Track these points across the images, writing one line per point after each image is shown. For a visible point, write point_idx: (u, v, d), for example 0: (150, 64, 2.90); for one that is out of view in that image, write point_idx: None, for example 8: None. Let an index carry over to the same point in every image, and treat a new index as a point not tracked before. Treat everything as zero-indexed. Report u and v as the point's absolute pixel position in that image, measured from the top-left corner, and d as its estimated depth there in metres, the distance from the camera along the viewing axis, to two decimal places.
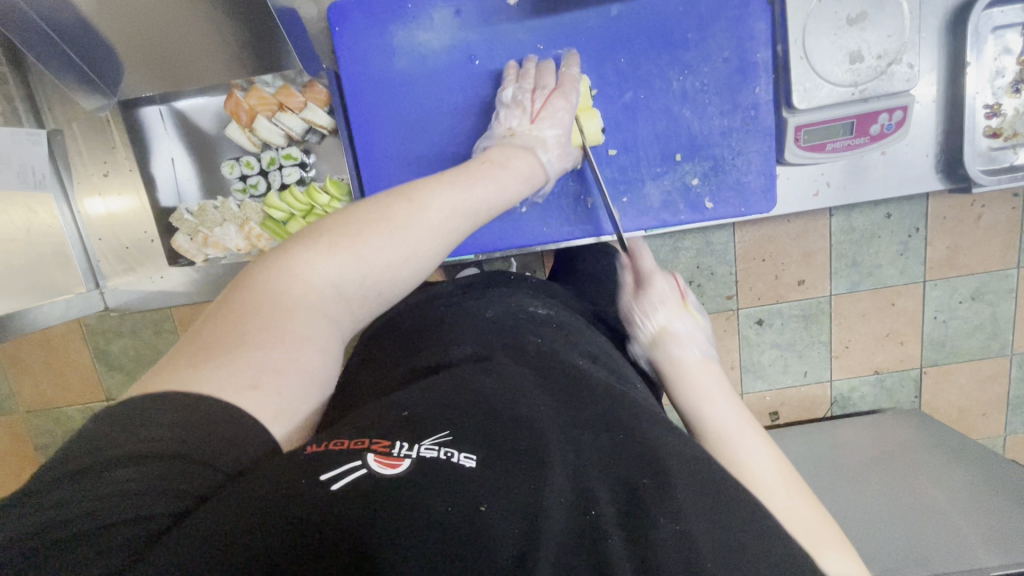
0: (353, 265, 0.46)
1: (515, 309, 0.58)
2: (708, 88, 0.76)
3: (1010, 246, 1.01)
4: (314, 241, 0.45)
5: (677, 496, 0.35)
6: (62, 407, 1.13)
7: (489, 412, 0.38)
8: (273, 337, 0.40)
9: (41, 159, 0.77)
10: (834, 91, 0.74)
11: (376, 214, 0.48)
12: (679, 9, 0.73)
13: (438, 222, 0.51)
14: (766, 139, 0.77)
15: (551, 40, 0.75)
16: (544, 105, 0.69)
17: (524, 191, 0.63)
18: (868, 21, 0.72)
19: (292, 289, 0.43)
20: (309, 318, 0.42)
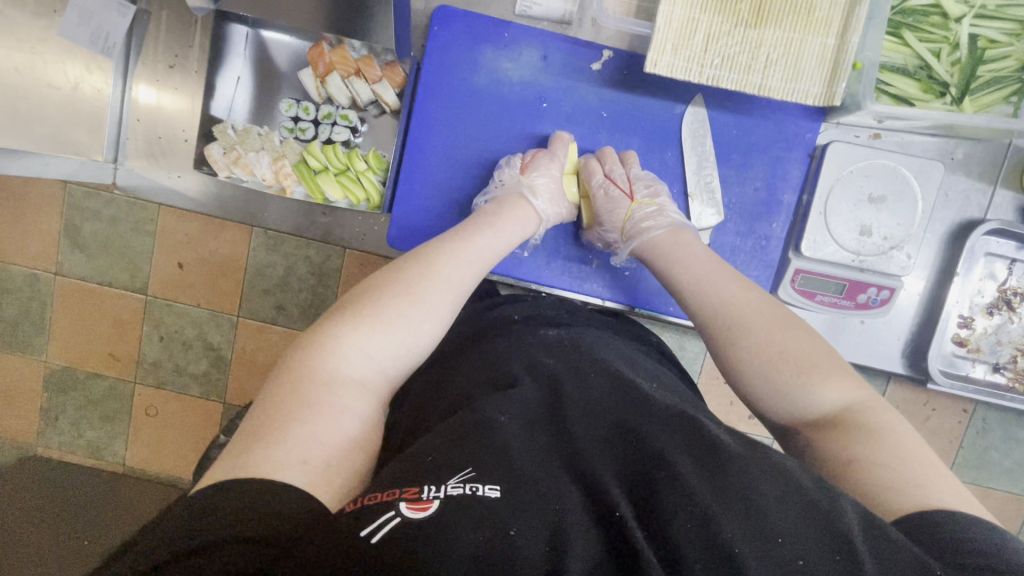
0: (381, 328, 0.55)
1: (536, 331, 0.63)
2: (734, 207, 0.82)
3: (946, 455, 1.08)
4: (339, 323, 0.55)
5: (687, 481, 0.39)
6: (9, 263, 1.10)
7: (499, 438, 0.42)
8: (320, 403, 0.48)
9: (118, 30, 0.80)
10: (839, 253, 0.80)
11: (400, 283, 0.59)
12: (732, 131, 0.81)
13: (446, 274, 0.62)
14: (766, 269, 0.83)
15: (615, 112, 0.81)
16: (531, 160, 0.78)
17: (519, 233, 0.73)
18: (886, 205, 0.79)
19: (333, 361, 0.51)
20: (346, 386, 0.51)
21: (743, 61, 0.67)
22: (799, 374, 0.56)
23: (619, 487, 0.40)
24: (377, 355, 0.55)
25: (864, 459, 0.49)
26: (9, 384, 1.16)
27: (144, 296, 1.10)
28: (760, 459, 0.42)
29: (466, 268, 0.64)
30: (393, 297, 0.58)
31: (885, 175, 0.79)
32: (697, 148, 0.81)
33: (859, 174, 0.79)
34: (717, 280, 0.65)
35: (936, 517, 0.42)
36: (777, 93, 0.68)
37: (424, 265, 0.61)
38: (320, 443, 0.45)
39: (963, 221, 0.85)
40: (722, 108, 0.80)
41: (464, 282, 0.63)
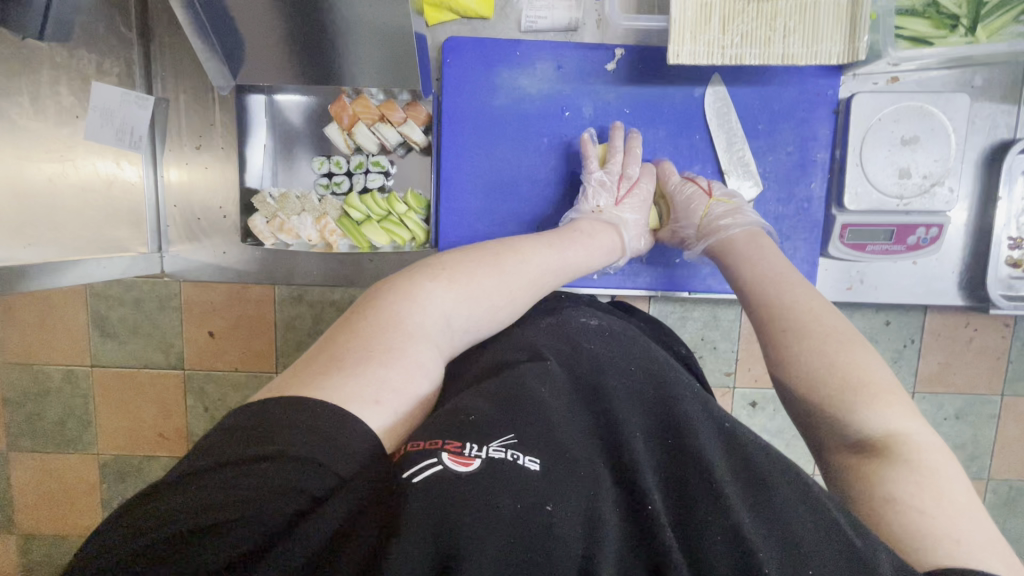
0: (466, 299, 0.55)
1: (574, 314, 0.62)
2: (769, 175, 0.83)
3: (997, 373, 1.08)
4: (437, 278, 0.54)
5: (732, 495, 0.37)
6: (44, 363, 1.11)
7: (545, 418, 0.41)
8: (398, 352, 0.46)
9: (142, 122, 0.83)
10: (881, 199, 0.81)
11: (487, 259, 0.60)
12: (755, 102, 0.82)
13: (534, 273, 0.62)
14: (814, 230, 0.84)
15: (637, 106, 0.82)
16: (626, 192, 0.80)
17: (605, 261, 0.74)
18: (919, 144, 0.80)
19: (418, 313, 0.51)
20: (424, 341, 0.49)
21: (762, 35, 0.68)
22: (848, 390, 0.52)
23: (656, 485, 0.38)
24: (455, 321, 0.53)
25: (913, 505, 0.44)
26: (65, 480, 1.17)
27: (181, 370, 1.12)
28: (811, 491, 0.39)
29: (545, 262, 0.64)
30: (484, 271, 0.58)
31: (912, 115, 0.80)
32: (732, 128, 0.82)
33: (886, 118, 0.80)
34: (776, 285, 0.65)
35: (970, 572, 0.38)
36: (801, 59, 0.69)
37: (517, 255, 0.62)
38: (392, 390, 0.43)
39: (992, 146, 0.86)
40: (736, 82, 0.81)
41: (544, 281, 0.63)
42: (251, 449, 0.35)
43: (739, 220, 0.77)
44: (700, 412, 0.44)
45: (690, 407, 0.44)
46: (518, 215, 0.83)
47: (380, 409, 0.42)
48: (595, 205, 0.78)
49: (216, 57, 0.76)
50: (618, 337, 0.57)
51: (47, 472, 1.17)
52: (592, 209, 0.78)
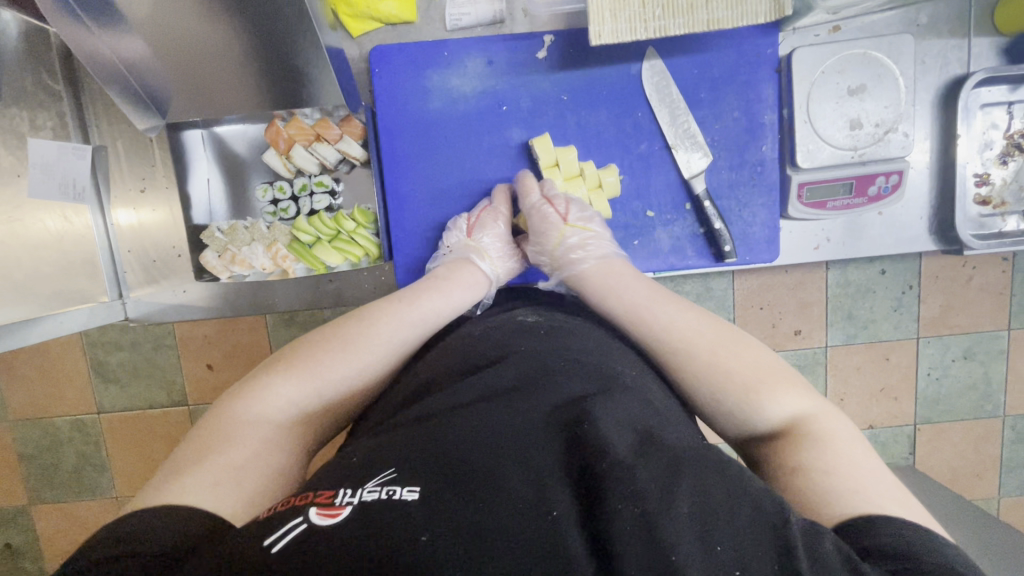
0: (312, 377, 0.56)
1: (507, 322, 0.62)
2: (719, 143, 0.81)
3: (1001, 308, 1.06)
4: (286, 360, 0.57)
5: (636, 477, 0.35)
6: (52, 415, 1.13)
7: (436, 444, 0.40)
8: (233, 442, 0.48)
9: (83, 172, 0.82)
10: (833, 154, 0.79)
11: (333, 331, 0.60)
12: (695, 71, 0.80)
13: (412, 321, 0.64)
14: (772, 194, 0.82)
15: (574, 91, 0.80)
16: (476, 220, 0.78)
17: (473, 299, 0.71)
18: (867, 93, 0.78)
19: (262, 404, 0.52)
20: (268, 424, 0.51)
21: (684, 3, 0.66)
22: (747, 392, 0.51)
23: (558, 482, 0.36)
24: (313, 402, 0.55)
25: (815, 470, 0.44)
26: (90, 526, 1.19)
27: (184, 406, 1.12)
28: (723, 465, 0.38)
29: (407, 313, 0.64)
30: (329, 345, 0.59)
31: (857, 63, 0.78)
32: (674, 101, 0.80)
33: (830, 70, 0.78)
34: (665, 319, 0.59)
35: (870, 521, 0.38)
36: (727, 23, 0.67)
37: (366, 322, 0.62)
38: (225, 474, 0.45)
39: (946, 83, 0.83)
40: (675, 52, 0.79)
41: (409, 334, 0.63)
42: (93, 551, 0.36)
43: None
44: (602, 407, 0.43)
45: (593, 403, 0.43)
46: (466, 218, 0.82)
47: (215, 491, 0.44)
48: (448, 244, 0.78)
49: (137, 101, 0.76)
50: (548, 332, 0.58)
51: (72, 521, 1.19)
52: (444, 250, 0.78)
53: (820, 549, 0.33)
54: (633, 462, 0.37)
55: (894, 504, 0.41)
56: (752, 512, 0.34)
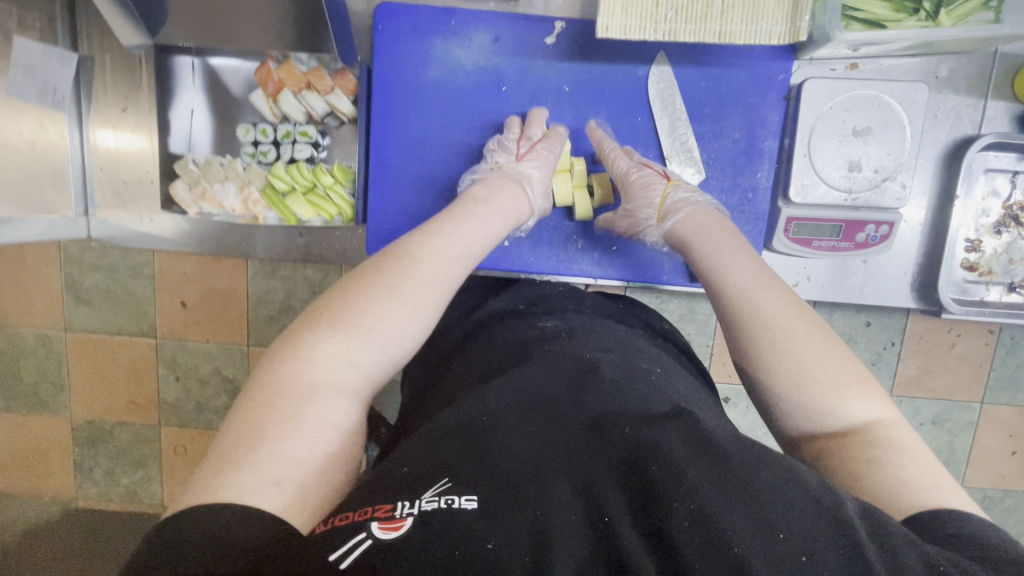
0: (357, 336, 0.50)
1: (526, 327, 0.61)
2: (714, 162, 0.79)
3: (978, 380, 1.05)
4: (319, 323, 0.50)
5: (688, 472, 0.33)
6: (18, 325, 1.11)
7: (484, 438, 0.37)
8: (292, 421, 0.44)
9: (65, 80, 0.79)
10: (825, 192, 0.77)
11: (375, 284, 0.53)
12: (702, 85, 0.78)
13: (451, 267, 0.58)
14: (758, 222, 0.80)
15: (577, 83, 0.78)
16: (529, 149, 0.74)
17: (512, 224, 0.68)
18: (872, 136, 0.76)
19: (310, 373, 0.47)
20: (325, 396, 0.46)
21: (699, 10, 0.64)
22: (835, 383, 0.50)
23: (612, 478, 0.34)
24: (358, 362, 0.50)
25: (890, 465, 0.45)
26: (40, 443, 1.17)
27: (153, 339, 1.10)
28: (763, 450, 0.37)
29: (453, 271, 0.58)
30: (370, 299, 0.52)
31: (867, 105, 0.76)
32: (675, 111, 0.78)
33: (838, 107, 0.76)
34: (732, 269, 0.60)
35: (947, 515, 0.40)
36: (739, 38, 0.65)
37: (405, 265, 0.55)
38: (294, 461, 0.42)
39: (955, 140, 0.81)
40: (688, 61, 0.77)
41: (449, 284, 0.58)
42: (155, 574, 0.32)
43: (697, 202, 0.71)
44: (642, 397, 0.40)
45: (627, 394, 0.40)
46: (446, 195, 0.80)
47: (284, 487, 0.40)
48: (493, 163, 0.74)
49: (130, 18, 0.73)
50: (571, 335, 0.57)
51: (23, 435, 1.17)
52: (489, 167, 0.74)
53: (880, 543, 0.33)
54: (682, 455, 0.34)
55: (941, 493, 0.43)
56: (807, 501, 0.33)
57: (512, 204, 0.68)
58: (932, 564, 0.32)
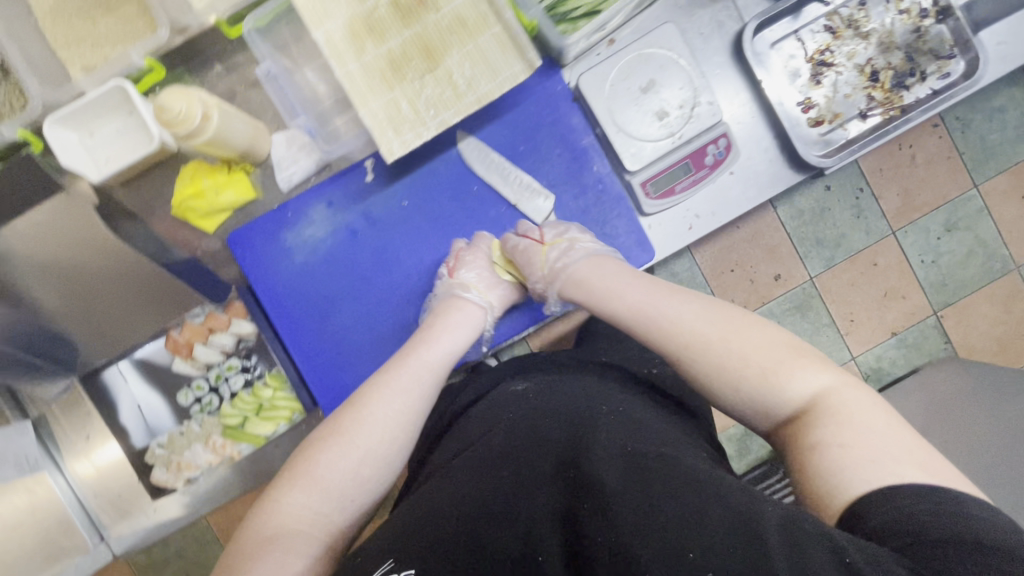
0: (310, 486, 0.64)
1: (506, 391, 0.70)
2: (555, 181, 0.86)
3: (957, 171, 1.22)
4: (285, 480, 0.65)
5: (609, 514, 0.43)
6: None
7: (434, 518, 0.50)
8: (266, 554, 0.58)
9: (31, 445, 0.86)
10: (652, 148, 0.84)
11: (335, 434, 0.68)
12: (505, 133, 0.86)
13: (395, 412, 0.70)
14: (621, 203, 0.86)
15: (413, 194, 0.87)
16: (458, 261, 0.84)
17: (468, 336, 0.80)
18: (659, 84, 0.83)
19: (275, 520, 0.61)
20: (285, 538, 0.60)
21: (449, 95, 0.74)
22: (766, 375, 0.58)
23: (542, 534, 0.45)
24: (318, 507, 0.63)
25: (832, 446, 0.51)
26: None
27: None
28: (701, 486, 0.45)
29: (406, 403, 0.71)
30: (321, 449, 0.67)
31: (638, 64, 0.83)
32: (499, 165, 0.85)
33: (616, 81, 0.83)
34: (676, 312, 0.67)
35: (885, 492, 0.46)
36: (494, 93, 0.74)
37: (355, 411, 0.69)
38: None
39: (733, 39, 0.88)
40: (485, 123, 0.86)
41: (404, 424, 0.70)
42: None
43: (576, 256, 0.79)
44: (591, 453, 0.49)
45: (580, 452, 0.50)
46: (367, 343, 0.88)
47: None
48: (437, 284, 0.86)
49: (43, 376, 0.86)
50: (540, 395, 0.65)
51: None
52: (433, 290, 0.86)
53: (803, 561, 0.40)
54: (611, 499, 0.44)
55: (901, 467, 0.47)
56: (722, 518, 0.42)
57: (453, 325, 0.79)
58: (838, 552, 0.40)
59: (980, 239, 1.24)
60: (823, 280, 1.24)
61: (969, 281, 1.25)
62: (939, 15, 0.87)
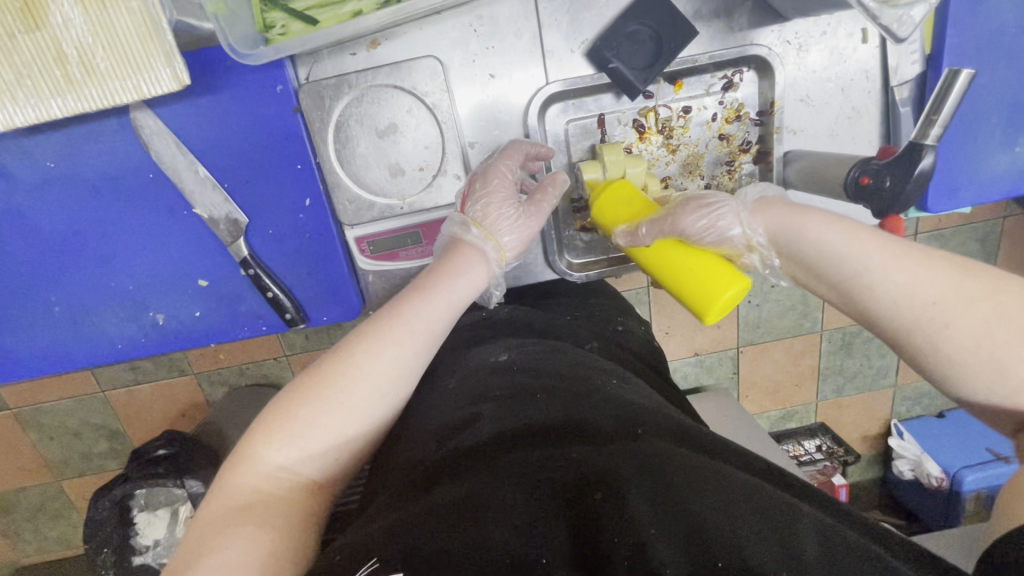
0: (291, 437, 0.50)
1: (479, 365, 0.63)
2: (252, 201, 0.69)
3: None
4: (258, 435, 0.51)
5: (626, 505, 0.40)
6: None
7: (409, 526, 0.40)
8: (215, 543, 0.45)
9: None
10: (377, 204, 0.70)
11: (310, 386, 0.52)
12: (196, 118, 0.65)
13: (369, 366, 0.53)
14: (330, 253, 0.72)
15: (62, 156, 0.66)
16: (468, 189, 0.67)
17: (470, 293, 0.60)
18: (400, 132, 0.68)
19: (250, 483, 0.49)
20: (263, 508, 0.48)
21: (57, 73, 0.51)
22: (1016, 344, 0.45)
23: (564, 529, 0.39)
24: (302, 460, 0.51)
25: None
26: None
27: None
28: (725, 486, 0.42)
29: (402, 355, 0.55)
30: (304, 402, 0.51)
31: (384, 97, 0.66)
32: (184, 160, 0.66)
33: (352, 109, 0.66)
34: (815, 234, 0.51)
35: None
36: (124, 96, 0.52)
37: (339, 358, 0.53)
38: (233, 569, 0.43)
39: (527, 96, 0.70)
40: (171, 97, 0.64)
41: (398, 377, 0.55)
42: None
43: (488, 216, 0.64)
44: (617, 457, 0.44)
45: (605, 450, 0.45)
46: None
47: None
48: (213, 213, 0.69)
49: None
50: (528, 368, 0.60)
51: None
52: (215, 217, 0.69)
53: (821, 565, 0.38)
54: (632, 492, 0.41)
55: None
56: (770, 543, 0.39)
57: (472, 270, 0.61)
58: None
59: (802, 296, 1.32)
60: (657, 291, 1.29)
61: (775, 327, 1.36)
62: (756, 155, 0.76)
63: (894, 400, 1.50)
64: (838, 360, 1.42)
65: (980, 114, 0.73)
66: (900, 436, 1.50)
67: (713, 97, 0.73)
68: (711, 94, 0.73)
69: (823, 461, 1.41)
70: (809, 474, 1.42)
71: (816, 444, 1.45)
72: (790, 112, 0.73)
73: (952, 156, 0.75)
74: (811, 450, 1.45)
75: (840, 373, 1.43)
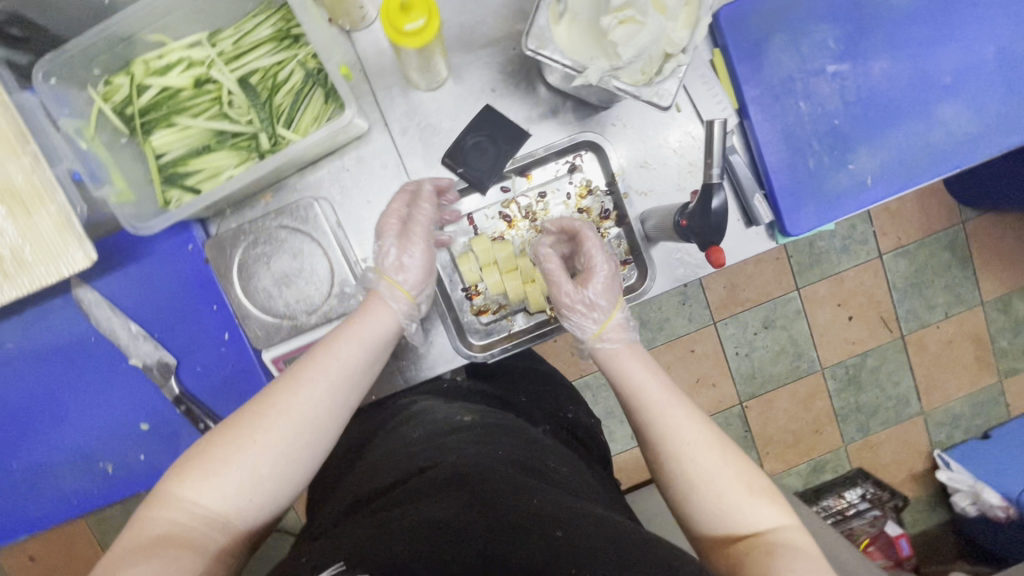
0: (218, 471, 0.56)
1: (441, 424, 0.68)
2: (180, 344, 0.79)
3: (783, 273, 1.34)
4: (187, 475, 0.56)
5: None
6: None
7: (375, 540, 0.47)
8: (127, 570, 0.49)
9: None
10: (283, 325, 0.79)
11: (240, 426, 0.59)
12: (128, 285, 0.77)
13: (296, 416, 0.60)
14: (252, 378, 0.80)
15: (19, 338, 0.78)
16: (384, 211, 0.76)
17: (382, 336, 0.69)
18: (296, 261, 0.79)
19: (172, 516, 0.54)
20: (175, 548, 0.52)
21: None
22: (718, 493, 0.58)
23: None
24: (225, 502, 0.56)
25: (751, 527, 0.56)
26: None
27: None
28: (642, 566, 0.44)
29: (318, 377, 0.63)
30: (233, 442, 0.58)
31: (275, 237, 0.78)
32: (118, 320, 0.77)
33: (249, 251, 0.78)
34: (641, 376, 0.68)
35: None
36: (49, 276, 0.64)
37: (264, 406, 0.60)
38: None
39: None
40: (105, 274, 0.77)
41: (318, 389, 0.63)
42: None
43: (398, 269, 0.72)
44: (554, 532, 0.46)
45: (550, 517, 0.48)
46: None
47: None
48: (142, 360, 0.77)
49: None
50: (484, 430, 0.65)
51: None
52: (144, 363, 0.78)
53: None
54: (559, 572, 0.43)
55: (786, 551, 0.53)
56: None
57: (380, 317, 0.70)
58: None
59: (792, 339, 1.36)
60: None
61: (777, 376, 1.37)
62: (617, 219, 0.85)
63: (929, 429, 1.42)
64: (854, 397, 1.39)
65: (801, 143, 0.83)
66: (948, 466, 1.38)
67: (563, 180, 0.84)
68: (561, 177, 0.84)
69: (873, 512, 1.35)
70: (858, 527, 1.34)
71: (858, 493, 1.36)
72: (634, 178, 0.84)
73: (794, 186, 0.83)
74: (853, 500, 1.36)
75: (863, 411, 1.39)
